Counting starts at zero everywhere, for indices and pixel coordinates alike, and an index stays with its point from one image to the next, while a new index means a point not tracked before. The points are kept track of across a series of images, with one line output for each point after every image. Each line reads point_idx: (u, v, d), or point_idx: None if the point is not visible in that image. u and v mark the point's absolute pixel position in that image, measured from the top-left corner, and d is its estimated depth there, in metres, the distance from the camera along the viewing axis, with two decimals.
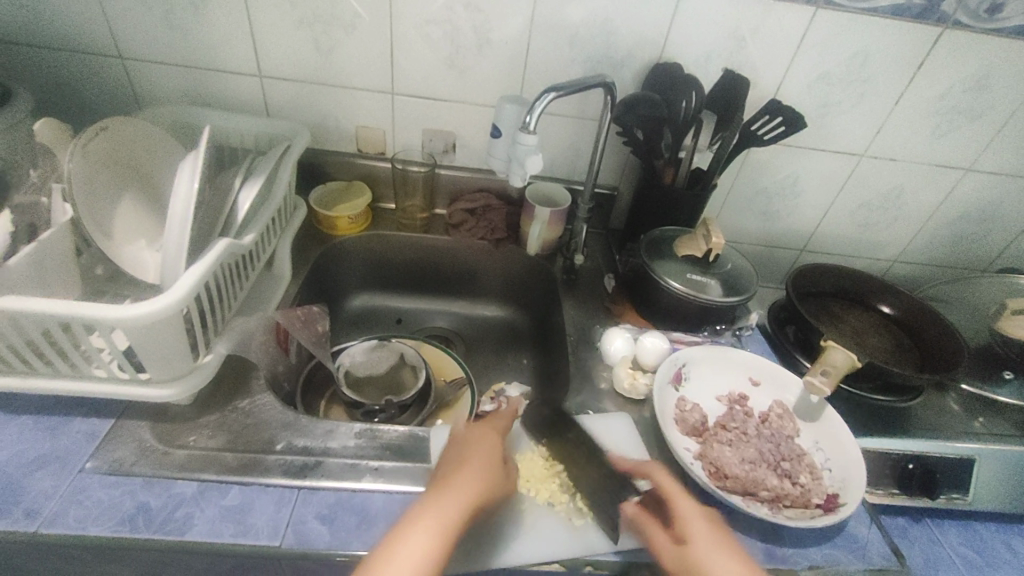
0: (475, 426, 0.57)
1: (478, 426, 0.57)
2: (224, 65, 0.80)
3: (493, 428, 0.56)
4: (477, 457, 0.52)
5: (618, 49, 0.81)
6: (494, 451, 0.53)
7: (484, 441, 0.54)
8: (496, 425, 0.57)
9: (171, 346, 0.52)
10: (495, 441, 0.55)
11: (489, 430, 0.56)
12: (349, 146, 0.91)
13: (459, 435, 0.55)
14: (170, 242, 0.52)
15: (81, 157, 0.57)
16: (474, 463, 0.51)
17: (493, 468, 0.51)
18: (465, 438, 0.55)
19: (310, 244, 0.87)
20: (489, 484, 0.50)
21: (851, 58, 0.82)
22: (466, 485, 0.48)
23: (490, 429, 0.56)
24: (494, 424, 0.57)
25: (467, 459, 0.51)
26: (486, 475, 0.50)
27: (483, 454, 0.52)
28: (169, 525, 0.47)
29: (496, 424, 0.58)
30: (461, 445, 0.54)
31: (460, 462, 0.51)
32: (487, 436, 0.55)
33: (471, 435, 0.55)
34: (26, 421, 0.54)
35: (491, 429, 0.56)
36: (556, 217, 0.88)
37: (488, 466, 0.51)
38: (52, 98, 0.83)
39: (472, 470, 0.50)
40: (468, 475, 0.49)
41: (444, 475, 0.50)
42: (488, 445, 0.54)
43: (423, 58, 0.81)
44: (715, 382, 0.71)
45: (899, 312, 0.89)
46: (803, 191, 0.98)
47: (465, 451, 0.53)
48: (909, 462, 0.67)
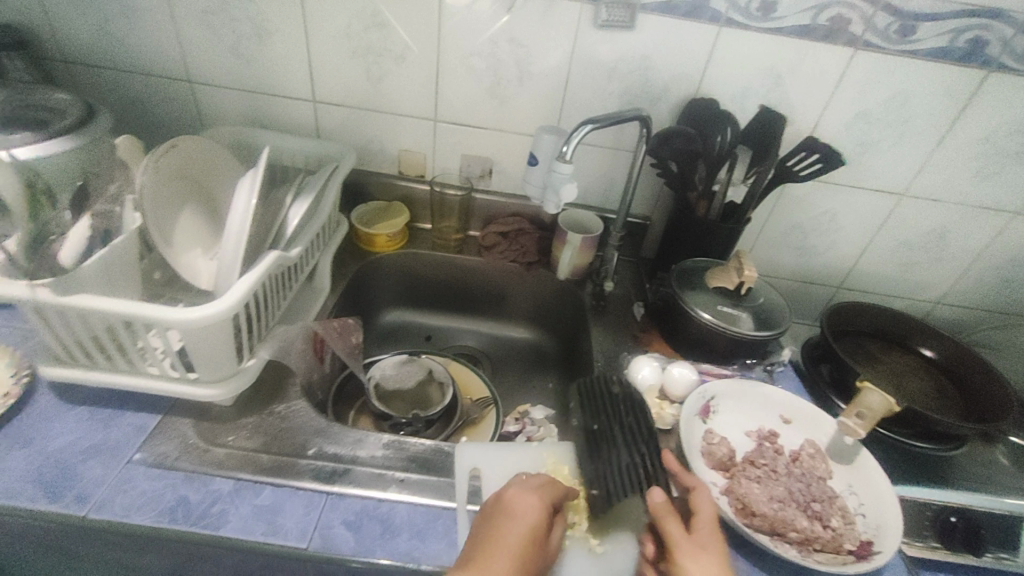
0: (523, 491, 0.51)
1: (524, 491, 0.51)
2: (282, 90, 0.87)
3: (540, 500, 0.51)
4: (514, 538, 0.47)
5: (655, 84, 0.83)
6: (533, 531, 0.48)
7: (526, 515, 0.49)
8: (544, 491, 0.52)
9: (220, 348, 0.56)
10: (540, 520, 0.49)
11: (534, 498, 0.51)
12: (391, 168, 0.95)
13: (501, 500, 0.51)
14: (227, 251, 0.56)
15: (152, 171, 0.63)
16: (507, 548, 0.46)
17: (524, 556, 0.46)
18: (505, 507, 0.50)
19: (349, 259, 0.91)
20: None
21: (890, 98, 0.82)
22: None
23: (537, 497, 0.51)
24: (541, 492, 0.52)
25: (502, 538, 0.47)
26: (516, 565, 0.45)
27: (521, 534, 0.47)
28: (205, 519, 0.50)
29: (545, 488, 0.53)
30: (499, 513, 0.49)
31: (494, 541, 0.46)
32: (532, 511, 0.49)
33: (518, 502, 0.50)
34: (82, 412, 0.58)
35: (535, 500, 0.50)
36: (587, 244, 0.90)
37: (522, 554, 0.46)
38: (127, 115, 0.90)
39: (504, 557, 0.45)
40: (499, 565, 0.44)
41: (476, 552, 0.46)
42: (528, 523, 0.48)
43: (466, 88, 0.85)
44: (744, 416, 0.70)
45: (942, 356, 0.86)
46: (840, 228, 0.97)
47: (503, 526, 0.48)
48: (952, 515, 0.64)
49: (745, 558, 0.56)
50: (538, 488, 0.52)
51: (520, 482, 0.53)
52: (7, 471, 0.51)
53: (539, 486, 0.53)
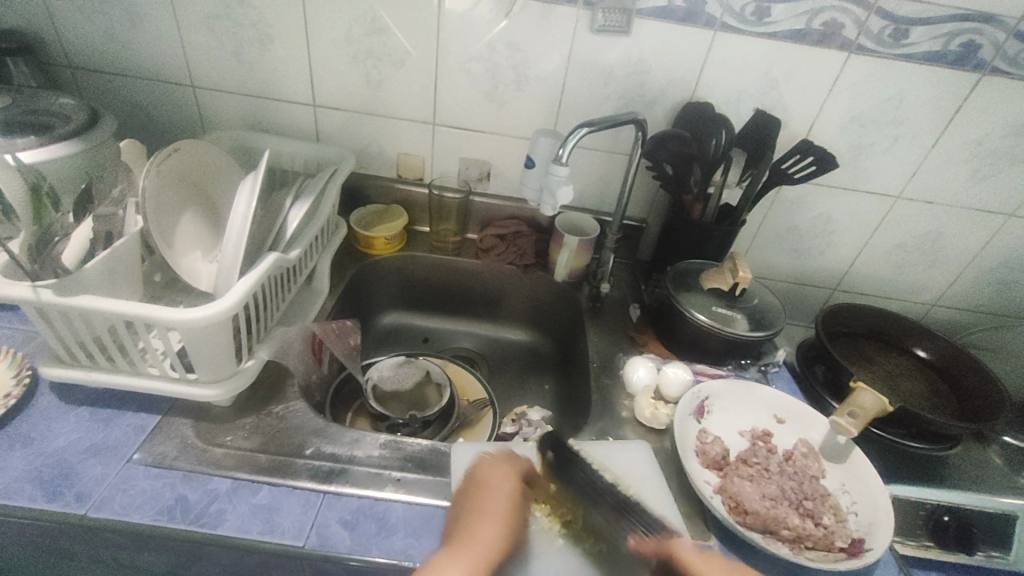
0: (495, 463, 0.54)
1: (496, 462, 0.55)
2: (283, 94, 0.88)
3: (511, 468, 0.54)
4: (496, 508, 0.50)
5: (651, 88, 0.84)
6: (511, 498, 0.52)
7: (502, 485, 0.52)
8: (515, 460, 0.55)
9: (219, 349, 0.56)
10: (515, 487, 0.53)
11: (507, 468, 0.54)
12: (390, 172, 0.96)
13: (476, 474, 0.54)
14: (226, 253, 0.56)
15: (155, 174, 0.63)
16: (493, 518, 0.49)
17: (510, 522, 0.50)
18: (480, 480, 0.53)
19: (347, 262, 0.92)
20: (506, 544, 0.49)
21: (884, 101, 0.82)
22: (486, 545, 0.47)
23: (507, 466, 0.54)
24: (512, 460, 0.55)
25: (485, 510, 0.50)
26: (504, 532, 0.49)
27: (502, 504, 0.51)
28: (203, 518, 0.50)
29: (515, 456, 0.56)
30: (477, 487, 0.52)
31: (478, 514, 0.49)
32: (506, 479, 0.53)
33: (493, 475, 0.53)
34: (82, 412, 0.58)
35: (507, 469, 0.54)
36: (584, 246, 0.90)
37: (507, 520, 0.50)
38: (129, 119, 0.91)
39: (491, 527, 0.49)
40: (488, 535, 0.48)
41: (463, 526, 0.49)
42: (507, 491, 0.52)
43: (465, 92, 0.86)
44: (738, 417, 0.70)
45: (936, 357, 0.87)
46: (835, 230, 0.98)
47: (483, 498, 0.51)
48: (945, 514, 0.64)
49: (738, 557, 0.56)
50: (507, 457, 0.56)
51: (488, 454, 0.56)
52: (8, 470, 0.52)
53: (508, 454, 0.56)
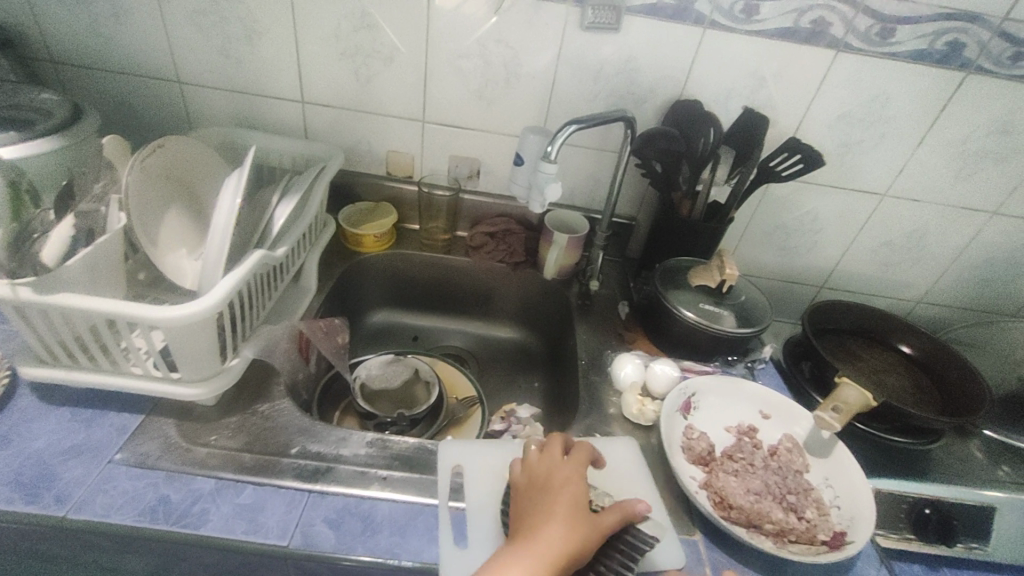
0: (557, 465, 0.54)
1: (564, 465, 0.54)
2: (271, 91, 0.87)
3: (576, 468, 0.53)
4: (562, 506, 0.49)
5: (640, 86, 0.84)
6: (577, 498, 0.50)
7: (568, 485, 0.51)
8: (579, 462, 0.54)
9: (204, 347, 0.56)
10: (581, 487, 0.52)
11: (574, 469, 0.53)
12: (379, 169, 0.96)
13: (540, 476, 0.53)
14: (210, 250, 0.56)
15: (138, 171, 0.63)
16: (559, 517, 0.48)
17: (581, 522, 0.49)
18: (547, 480, 0.52)
19: (336, 259, 0.91)
20: (580, 543, 0.47)
21: (870, 100, 0.83)
22: (553, 546, 0.46)
23: (573, 467, 0.54)
24: (573, 460, 0.54)
25: (552, 510, 0.49)
26: (575, 530, 0.48)
27: (569, 503, 0.50)
28: (186, 518, 0.50)
29: (578, 458, 0.55)
30: (543, 488, 0.52)
31: (545, 515, 0.49)
32: (573, 480, 0.52)
33: (559, 477, 0.52)
34: (64, 412, 0.58)
35: (573, 470, 0.53)
36: (573, 243, 0.90)
37: (576, 520, 0.48)
38: (113, 115, 0.90)
39: (559, 527, 0.47)
40: (555, 535, 0.47)
41: (530, 528, 0.48)
42: (573, 491, 0.51)
43: (454, 89, 0.86)
44: (725, 413, 0.71)
45: (919, 352, 0.88)
46: (823, 228, 0.99)
47: (550, 499, 0.50)
48: (926, 507, 0.65)
49: (724, 553, 0.56)
50: (574, 458, 0.55)
51: (549, 453, 0.55)
52: None
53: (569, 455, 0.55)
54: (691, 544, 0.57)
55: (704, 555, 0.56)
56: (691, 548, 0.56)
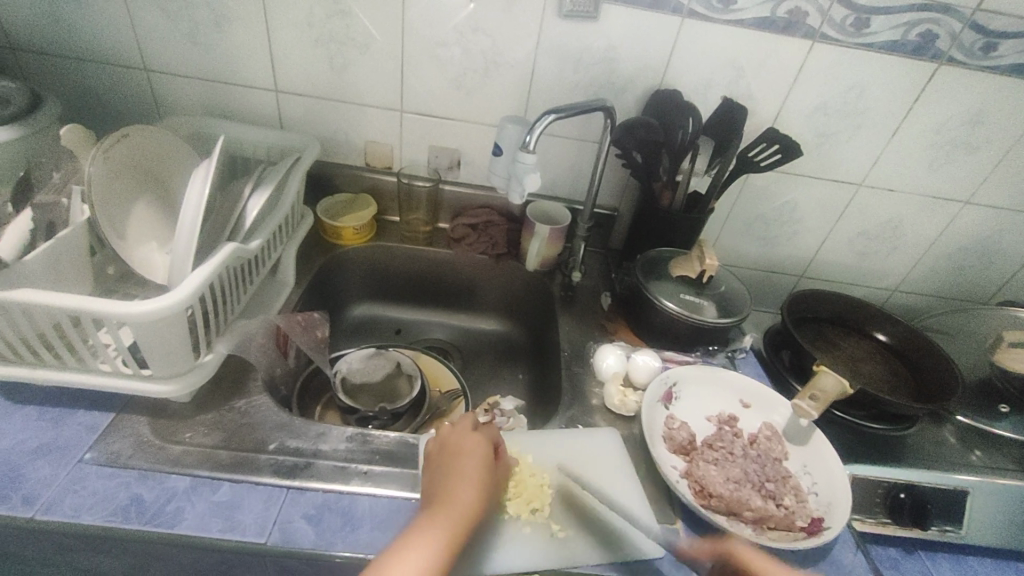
0: (464, 432, 0.56)
1: (471, 432, 0.56)
2: (242, 79, 0.84)
3: (483, 434, 0.56)
4: (469, 468, 0.52)
5: (620, 75, 0.84)
6: (484, 460, 0.53)
7: (475, 450, 0.54)
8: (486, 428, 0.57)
9: (175, 343, 0.54)
10: (487, 450, 0.55)
11: (481, 435, 0.56)
12: (357, 160, 0.94)
13: (448, 444, 0.55)
14: (179, 244, 0.54)
15: (102, 162, 0.60)
16: (467, 478, 0.51)
17: (485, 482, 0.52)
18: (454, 446, 0.55)
19: (315, 253, 0.89)
20: (483, 500, 0.50)
21: (847, 91, 0.84)
22: (461, 504, 0.49)
23: (480, 433, 0.56)
24: (480, 427, 0.57)
25: (460, 473, 0.51)
26: (481, 489, 0.51)
27: (476, 465, 0.52)
28: (160, 517, 0.49)
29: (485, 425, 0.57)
30: (449, 454, 0.54)
31: (453, 477, 0.51)
32: (481, 444, 0.55)
33: (467, 443, 0.55)
34: (30, 412, 0.56)
35: (480, 435, 0.56)
36: (555, 235, 0.90)
37: (481, 479, 0.51)
38: (77, 104, 0.87)
39: (467, 487, 0.50)
40: (464, 494, 0.49)
41: (437, 490, 0.50)
42: (478, 455, 0.53)
43: (432, 78, 0.84)
44: (705, 402, 0.71)
45: (894, 340, 0.90)
46: (802, 218, 1.00)
47: (456, 462, 0.52)
48: (901, 492, 0.66)
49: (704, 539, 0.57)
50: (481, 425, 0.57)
51: (456, 422, 0.57)
52: None
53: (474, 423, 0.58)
54: (673, 533, 0.57)
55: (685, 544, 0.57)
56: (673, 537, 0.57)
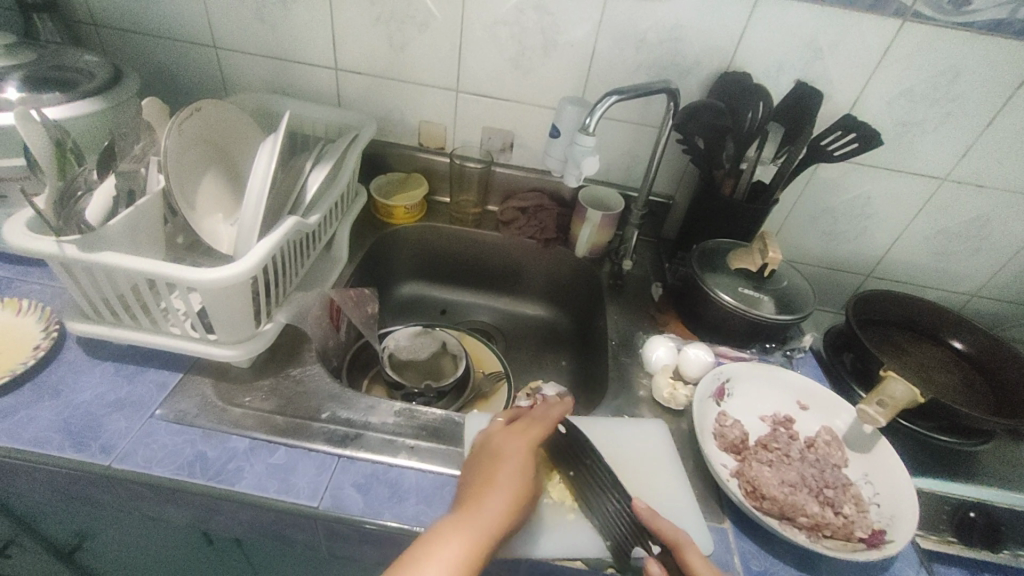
0: (508, 436, 0.54)
1: (514, 439, 0.54)
2: (304, 57, 0.86)
3: (527, 443, 0.53)
4: (505, 478, 0.50)
5: (684, 56, 0.80)
6: (523, 470, 0.51)
7: (515, 457, 0.52)
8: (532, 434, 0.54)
9: (238, 311, 0.56)
10: (528, 459, 0.52)
11: (522, 442, 0.53)
12: (411, 140, 0.95)
13: (488, 449, 0.53)
14: (245, 215, 0.56)
15: (177, 134, 0.63)
16: (502, 488, 0.49)
17: (519, 494, 0.49)
18: (496, 450, 0.53)
19: (366, 230, 0.91)
20: (515, 513, 0.48)
21: (939, 75, 0.77)
22: (490, 515, 0.47)
23: (524, 439, 0.54)
24: (523, 433, 0.54)
25: (494, 482, 0.49)
26: (513, 501, 0.48)
27: (513, 474, 0.50)
28: (221, 475, 0.51)
29: (531, 430, 0.55)
30: (489, 459, 0.52)
31: (487, 484, 0.49)
32: (522, 452, 0.52)
33: (507, 449, 0.53)
34: (108, 367, 0.60)
35: (524, 442, 0.53)
36: (607, 221, 0.88)
37: (514, 491, 0.49)
38: (153, 79, 0.91)
39: (498, 499, 0.48)
40: (493, 505, 0.47)
41: (470, 494, 0.49)
42: (519, 464, 0.51)
43: (490, 59, 0.83)
44: (759, 402, 0.68)
45: (973, 350, 0.83)
46: (874, 214, 0.93)
47: (493, 470, 0.50)
48: (971, 510, 0.62)
49: (753, 542, 0.55)
50: (527, 431, 0.55)
51: (500, 427, 0.55)
52: (37, 419, 0.53)
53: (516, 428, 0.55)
54: (721, 532, 0.56)
55: (733, 544, 0.55)
56: (720, 536, 0.55)
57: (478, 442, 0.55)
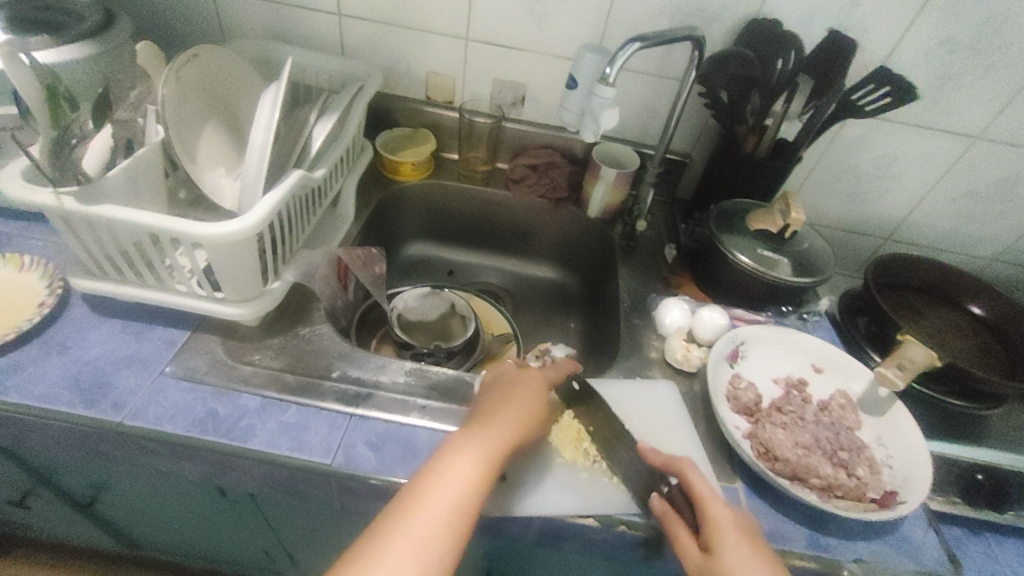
0: (517, 368, 0.57)
1: (524, 371, 0.56)
2: (306, 1, 0.81)
3: (537, 375, 0.56)
4: (518, 400, 0.52)
5: (710, 0, 0.74)
6: (535, 397, 0.53)
7: (526, 384, 0.54)
8: (539, 369, 0.58)
9: (245, 267, 0.55)
10: (538, 388, 0.55)
11: (533, 376, 0.56)
12: (418, 92, 0.90)
13: (494, 384, 0.55)
14: (249, 169, 0.53)
15: (174, 82, 0.59)
16: (515, 407, 0.51)
17: (528, 417, 0.51)
18: (507, 379, 0.55)
19: (372, 188, 0.88)
20: (527, 430, 0.50)
21: (984, 22, 0.71)
22: (500, 432, 0.48)
23: (535, 373, 0.57)
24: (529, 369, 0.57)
25: (507, 402, 0.52)
26: (524, 420, 0.51)
27: (525, 397, 0.53)
28: (234, 432, 0.51)
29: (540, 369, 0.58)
30: (501, 386, 0.54)
31: (500, 404, 0.51)
32: (532, 382, 0.55)
33: (512, 380, 0.55)
34: (115, 323, 0.59)
35: (535, 374, 0.56)
36: (622, 179, 0.85)
37: (522, 413, 0.51)
38: (144, 22, 0.86)
39: (511, 416, 0.50)
40: (502, 425, 0.49)
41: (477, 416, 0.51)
42: (529, 391, 0.54)
43: (502, 3, 0.78)
44: (773, 365, 0.67)
45: (992, 316, 0.81)
46: (899, 174, 0.89)
47: (505, 393, 0.53)
48: (980, 473, 0.61)
49: (763, 501, 0.55)
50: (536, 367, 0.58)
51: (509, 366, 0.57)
52: (47, 376, 0.53)
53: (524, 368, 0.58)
54: (731, 492, 0.56)
55: (743, 503, 0.55)
56: (730, 496, 0.56)
57: (487, 376, 0.57)
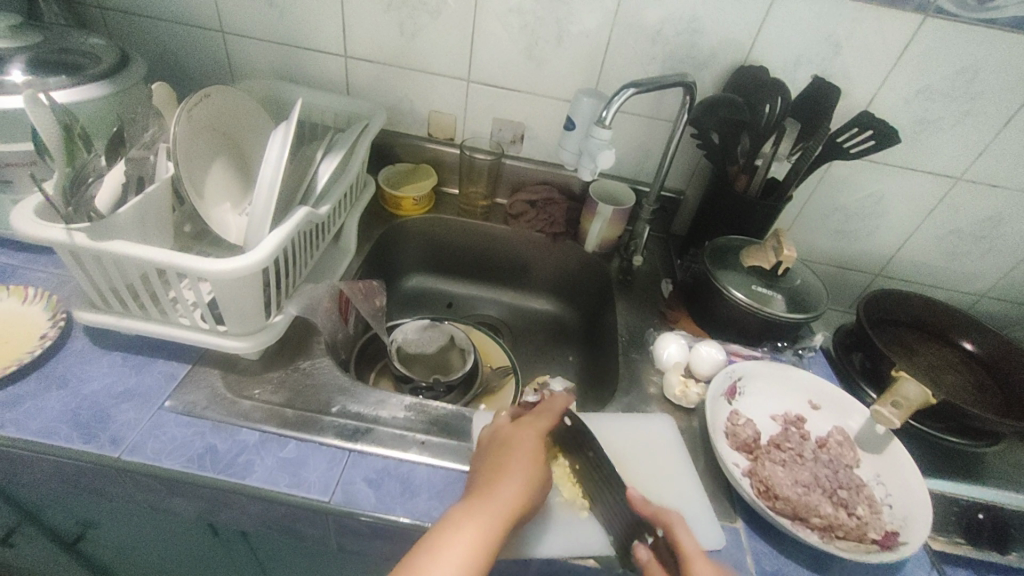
0: (515, 422, 0.54)
1: (522, 427, 0.54)
2: (315, 44, 0.84)
3: (535, 430, 0.53)
4: (518, 463, 0.50)
5: (701, 50, 0.78)
6: (534, 458, 0.51)
7: (525, 443, 0.51)
8: (537, 422, 0.55)
9: (249, 302, 0.56)
10: (537, 444, 0.52)
11: (531, 433, 0.53)
12: (420, 130, 0.93)
13: (497, 435, 0.53)
14: (256, 205, 0.54)
15: (185, 122, 0.61)
16: (514, 473, 0.49)
17: (533, 477, 0.49)
18: (505, 437, 0.53)
19: (374, 221, 0.90)
20: (528, 498, 0.48)
21: (958, 73, 0.75)
22: (507, 498, 0.47)
23: (532, 427, 0.54)
24: (536, 420, 0.55)
25: (507, 467, 0.49)
26: (524, 488, 0.48)
27: (524, 459, 0.50)
28: (232, 468, 0.51)
29: (538, 421, 0.55)
30: (499, 447, 0.52)
31: (499, 470, 0.49)
32: (531, 438, 0.52)
33: (510, 439, 0.52)
34: (116, 356, 0.59)
35: (532, 429, 0.53)
36: (618, 216, 0.87)
37: (529, 476, 0.49)
38: (158, 64, 0.89)
39: (511, 484, 0.48)
40: (508, 490, 0.47)
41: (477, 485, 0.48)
42: (529, 450, 0.51)
43: (501, 48, 0.82)
44: (770, 401, 0.68)
45: (983, 351, 0.82)
46: (886, 213, 0.92)
47: (505, 456, 0.50)
48: (980, 512, 0.62)
49: (765, 541, 0.55)
50: (535, 419, 0.55)
51: (509, 415, 0.55)
52: (45, 410, 0.53)
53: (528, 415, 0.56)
54: (732, 532, 0.55)
55: (745, 543, 0.55)
56: (731, 535, 0.55)
57: (486, 431, 0.55)
